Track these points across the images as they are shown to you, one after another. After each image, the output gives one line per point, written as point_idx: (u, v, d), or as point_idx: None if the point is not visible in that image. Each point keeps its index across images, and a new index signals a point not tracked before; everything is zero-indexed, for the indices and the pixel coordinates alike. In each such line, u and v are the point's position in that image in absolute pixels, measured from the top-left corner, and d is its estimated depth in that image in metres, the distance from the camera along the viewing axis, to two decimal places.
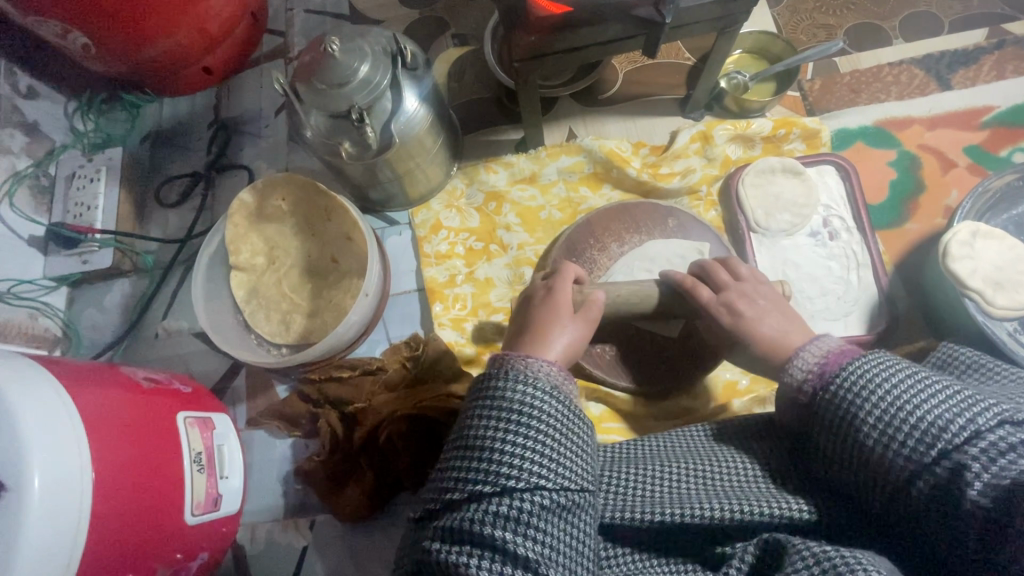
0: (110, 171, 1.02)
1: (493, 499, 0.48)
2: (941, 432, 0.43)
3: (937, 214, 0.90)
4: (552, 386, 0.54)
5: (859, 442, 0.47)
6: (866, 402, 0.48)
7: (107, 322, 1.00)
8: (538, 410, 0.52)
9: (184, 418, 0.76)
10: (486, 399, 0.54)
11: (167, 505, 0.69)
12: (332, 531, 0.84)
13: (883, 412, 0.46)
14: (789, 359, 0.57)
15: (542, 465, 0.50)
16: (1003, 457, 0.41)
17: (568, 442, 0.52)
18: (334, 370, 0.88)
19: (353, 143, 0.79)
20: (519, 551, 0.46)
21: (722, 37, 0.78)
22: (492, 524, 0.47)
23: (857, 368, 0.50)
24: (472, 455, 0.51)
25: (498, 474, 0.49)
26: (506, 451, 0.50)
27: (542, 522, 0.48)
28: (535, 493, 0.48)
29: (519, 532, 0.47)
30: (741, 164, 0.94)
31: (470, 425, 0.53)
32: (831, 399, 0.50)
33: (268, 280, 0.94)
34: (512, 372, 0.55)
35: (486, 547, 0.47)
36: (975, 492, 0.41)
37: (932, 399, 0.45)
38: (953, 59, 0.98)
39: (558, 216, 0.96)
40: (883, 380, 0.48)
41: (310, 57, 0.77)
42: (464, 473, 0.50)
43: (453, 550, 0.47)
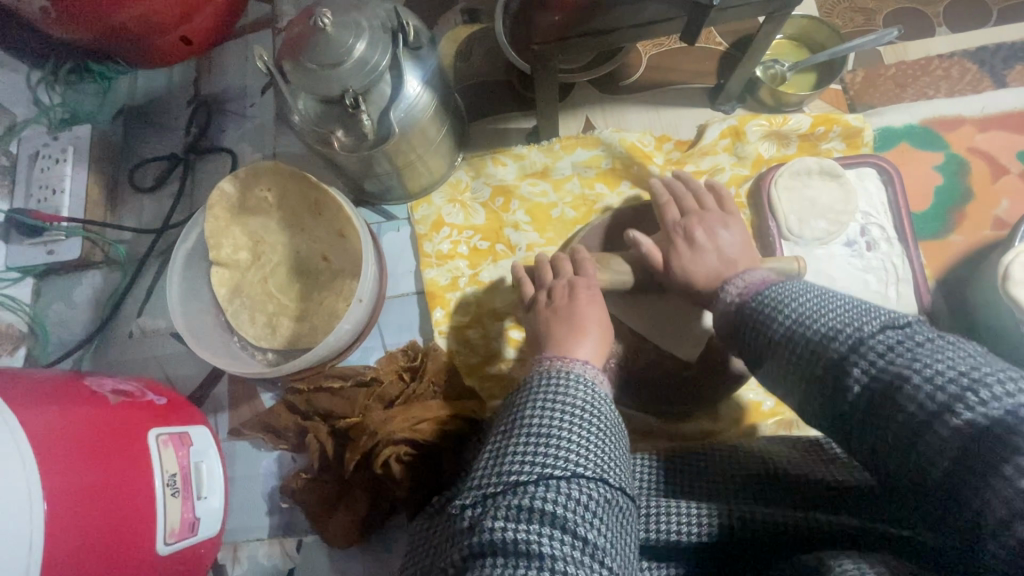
0: (78, 151, 0.93)
1: (562, 482, 0.44)
2: (841, 330, 0.43)
3: (986, 226, 0.82)
4: (608, 393, 0.53)
5: (771, 344, 0.48)
6: (777, 315, 0.49)
7: (76, 318, 0.91)
8: (601, 411, 0.50)
9: (158, 436, 0.69)
10: (547, 392, 0.51)
11: (135, 536, 0.62)
12: (320, 553, 0.78)
13: (792, 321, 0.47)
14: (721, 287, 0.59)
15: (608, 460, 0.47)
16: (892, 354, 0.40)
17: (624, 447, 0.50)
18: (323, 381, 0.81)
19: (347, 131, 0.70)
20: (586, 538, 0.42)
21: (768, 22, 0.69)
22: (561, 507, 0.43)
23: (776, 292, 0.51)
24: (537, 439, 0.47)
25: (569, 459, 0.45)
26: (574, 439, 0.47)
27: (607, 517, 0.44)
28: (603, 484, 0.45)
29: (586, 518, 0.43)
30: (774, 163, 0.85)
31: (529, 411, 0.50)
32: (749, 319, 0.52)
33: (252, 278, 0.86)
34: (568, 372, 0.53)
35: (550, 528, 0.42)
36: (858, 374, 0.41)
37: (829, 311, 0.46)
38: (1009, 53, 0.89)
39: (571, 214, 0.88)
40: (796, 298, 0.49)
41: (297, 30, 0.68)
42: (530, 454, 0.46)
43: (520, 530, 0.42)
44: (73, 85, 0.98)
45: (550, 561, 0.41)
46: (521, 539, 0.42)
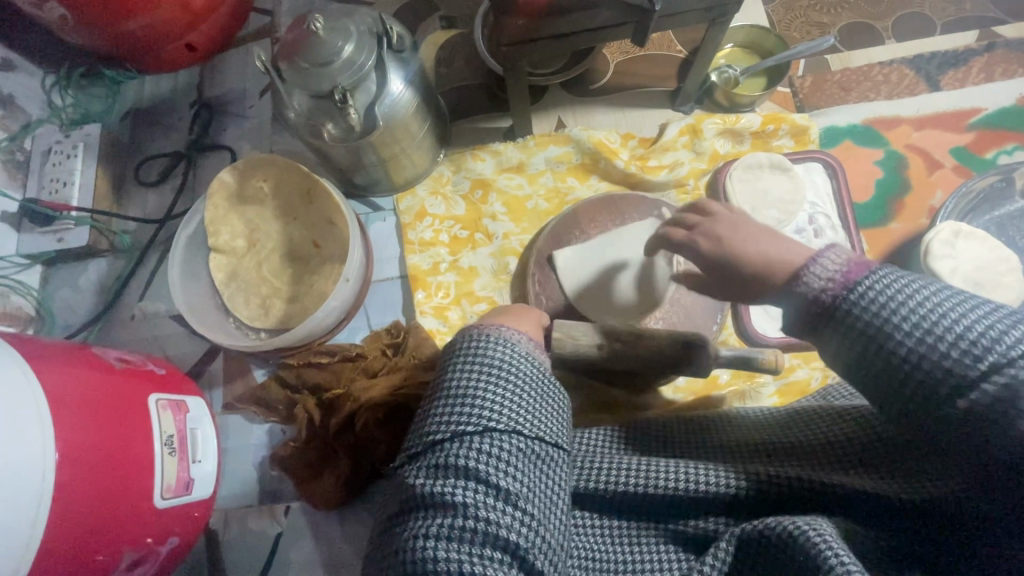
0: (88, 147, 1.00)
1: (476, 437, 0.50)
2: (996, 342, 0.39)
3: (921, 215, 0.90)
4: (526, 348, 0.57)
5: (893, 362, 0.42)
6: (900, 325, 0.42)
7: (82, 301, 0.97)
8: (514, 368, 0.55)
9: (157, 400, 0.75)
10: (467, 357, 0.56)
11: (135, 485, 0.68)
12: (307, 517, 0.83)
13: (924, 330, 0.41)
14: (804, 265, 0.49)
15: (521, 414, 0.52)
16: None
17: (547, 401, 0.55)
18: (313, 356, 0.87)
19: (336, 124, 0.78)
20: (501, 484, 0.49)
21: (713, 28, 0.77)
22: (472, 460, 0.49)
23: (886, 286, 0.44)
24: (453, 400, 0.53)
25: (479, 417, 0.51)
26: (487, 398, 0.52)
27: (519, 462, 0.50)
28: (515, 436, 0.51)
29: (499, 466, 0.49)
30: (729, 159, 0.93)
31: (447, 379, 0.55)
32: (850, 318, 0.44)
33: (248, 264, 0.93)
34: (488, 333, 0.57)
35: (469, 478, 0.49)
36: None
37: (977, 314, 0.40)
38: (943, 60, 0.98)
39: (544, 206, 0.95)
40: (921, 300, 0.42)
41: (292, 33, 0.76)
42: (445, 416, 0.52)
43: (437, 484, 0.49)
44: (83, 88, 1.06)
45: (465, 508, 0.47)
46: (440, 491, 0.48)
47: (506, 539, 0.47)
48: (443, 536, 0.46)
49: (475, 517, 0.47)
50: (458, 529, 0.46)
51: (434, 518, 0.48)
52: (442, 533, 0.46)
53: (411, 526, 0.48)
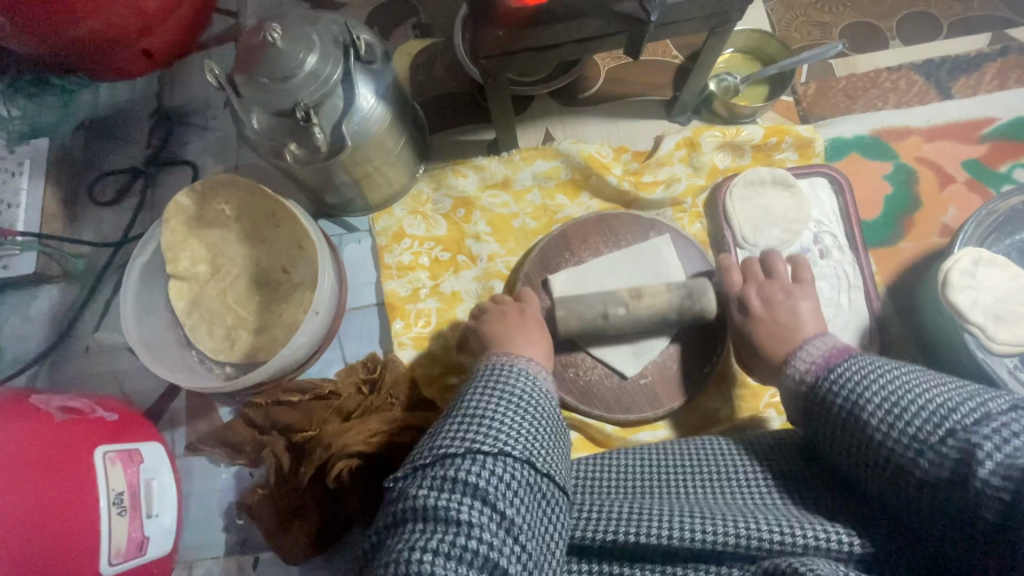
0: (35, 163, 0.95)
1: (489, 458, 0.47)
2: (949, 414, 0.43)
3: (933, 233, 0.84)
4: (546, 389, 0.57)
5: (864, 432, 0.48)
6: (864, 402, 0.48)
7: (31, 333, 0.90)
8: (535, 402, 0.54)
9: (106, 453, 0.68)
10: (493, 385, 0.55)
11: (76, 555, 0.61)
12: (278, 568, 0.77)
13: (885, 406, 0.47)
14: (789, 358, 0.59)
15: (534, 445, 0.50)
16: (1013, 442, 0.39)
17: (558, 443, 0.53)
18: (281, 395, 0.80)
19: (300, 144, 0.70)
20: (507, 510, 0.45)
21: (713, 36, 0.71)
22: (482, 479, 0.46)
23: (850, 371, 0.51)
24: (470, 420, 0.51)
25: (496, 439, 0.48)
26: (504, 422, 0.50)
27: (526, 495, 0.47)
28: (528, 465, 0.48)
29: (508, 491, 0.46)
30: (729, 174, 0.87)
31: (467, 400, 0.54)
32: (825, 398, 0.52)
33: (211, 291, 0.86)
34: (513, 366, 0.58)
35: (476, 497, 0.45)
36: (986, 480, 0.39)
37: (932, 391, 0.45)
38: (954, 66, 0.92)
39: (532, 225, 0.88)
40: (880, 378, 0.49)
41: (247, 43, 0.68)
42: (460, 432, 0.49)
43: (441, 497, 0.45)
44: (34, 97, 0.98)
45: (467, 527, 0.44)
46: (442, 504, 0.44)
47: (504, 570, 0.43)
48: (441, 552, 0.42)
49: (479, 539, 0.43)
50: (457, 549, 0.43)
51: (432, 532, 0.44)
52: (440, 549, 0.43)
53: (403, 539, 0.44)
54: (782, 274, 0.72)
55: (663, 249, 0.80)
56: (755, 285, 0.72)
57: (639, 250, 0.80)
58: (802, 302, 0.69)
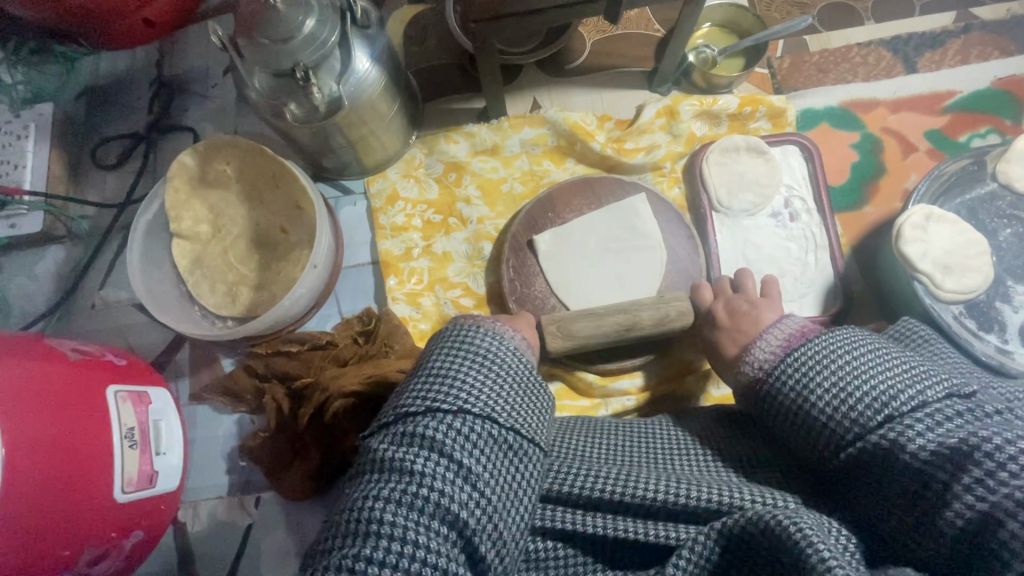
0: (40, 128, 0.96)
1: (449, 416, 0.52)
2: (889, 400, 0.49)
3: (895, 198, 0.90)
4: (516, 347, 0.62)
5: (810, 416, 0.53)
6: (812, 393, 0.53)
7: (39, 289, 0.93)
8: (499, 362, 0.59)
9: (116, 392, 0.72)
10: (460, 346, 0.60)
11: (93, 480, 0.66)
12: (279, 507, 0.82)
13: (832, 394, 0.52)
14: (752, 345, 0.63)
15: (496, 403, 0.55)
16: (945, 424, 0.46)
17: (527, 401, 0.58)
18: (281, 345, 0.85)
19: (299, 104, 0.75)
20: (464, 463, 0.51)
21: (689, 6, 0.75)
22: (439, 433, 0.51)
23: (804, 353, 0.56)
24: (433, 379, 0.56)
25: (456, 398, 0.54)
26: (466, 383, 0.55)
27: (485, 450, 0.52)
28: (486, 422, 0.53)
29: (466, 446, 0.51)
30: (706, 141, 0.92)
31: (433, 360, 0.59)
32: (774, 392, 0.57)
33: (214, 250, 0.90)
34: (484, 327, 0.62)
35: (432, 450, 0.51)
36: (915, 453, 0.45)
37: (878, 377, 0.51)
38: (921, 42, 0.97)
39: (519, 189, 0.93)
40: (831, 362, 0.54)
41: (249, 6, 0.72)
42: (423, 392, 0.55)
43: (401, 450, 0.51)
44: (34, 66, 0.99)
45: (422, 477, 0.49)
46: (401, 457, 0.50)
47: (454, 516, 0.49)
48: (392, 500, 0.48)
49: (430, 487, 0.49)
50: (409, 497, 0.48)
51: (388, 481, 0.49)
52: (396, 497, 0.48)
53: (362, 488, 0.50)
54: (749, 289, 0.76)
55: (640, 208, 0.86)
56: (724, 299, 0.76)
57: (619, 210, 0.86)
58: (767, 313, 0.72)
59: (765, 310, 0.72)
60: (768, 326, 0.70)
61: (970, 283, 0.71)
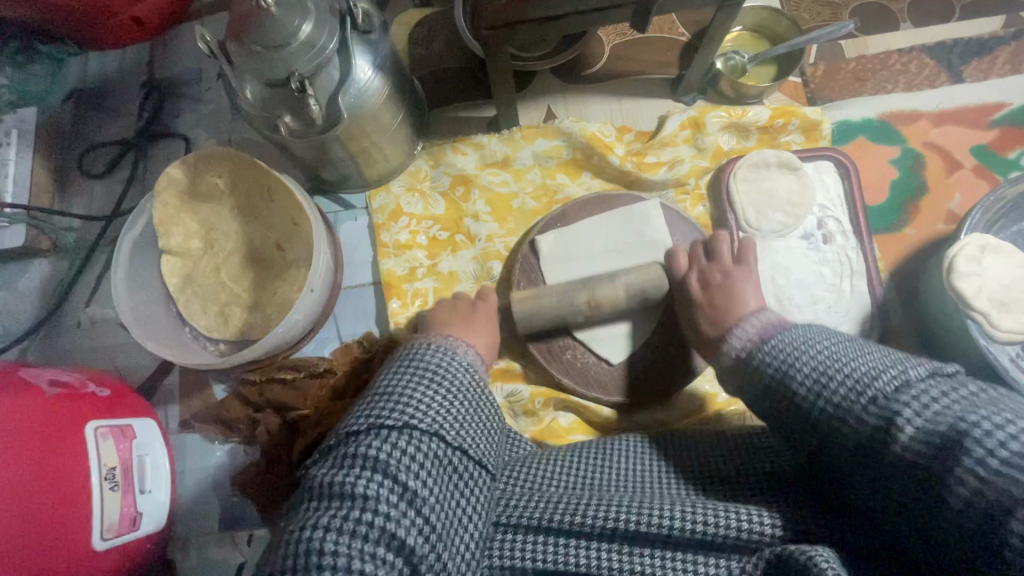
0: (23, 134, 0.90)
1: (394, 434, 0.47)
2: (872, 381, 0.43)
3: (938, 220, 0.83)
4: (469, 362, 0.57)
5: (795, 404, 0.48)
6: (793, 371, 0.49)
7: (23, 307, 0.88)
8: (451, 375, 0.54)
9: (97, 428, 0.67)
10: (408, 362, 0.55)
11: (69, 529, 0.60)
12: (272, 544, 0.77)
13: (811, 377, 0.47)
14: (731, 330, 0.59)
15: (447, 418, 0.50)
16: (933, 405, 0.39)
17: (479, 416, 0.53)
18: (276, 372, 0.79)
19: (295, 116, 0.68)
20: (409, 484, 0.45)
21: (722, 11, 0.68)
22: (383, 453, 0.46)
23: (783, 341, 0.52)
24: (380, 396, 0.51)
25: (403, 413, 0.48)
26: (415, 397, 0.50)
27: (431, 470, 0.47)
28: (435, 440, 0.48)
29: (412, 466, 0.46)
30: (734, 156, 0.85)
31: (383, 378, 0.54)
32: (759, 366, 0.53)
33: (205, 267, 0.84)
34: (436, 343, 0.57)
35: (373, 471, 0.45)
36: (906, 444, 0.39)
37: (861, 362, 0.45)
38: (967, 49, 0.90)
39: (531, 205, 0.87)
40: (811, 347, 0.49)
41: (241, 9, 0.65)
42: (368, 410, 0.49)
43: (342, 475, 0.45)
44: (20, 66, 0.91)
45: (367, 502, 0.43)
46: (341, 481, 0.44)
47: (400, 541, 0.43)
48: (333, 528, 0.42)
49: (373, 512, 0.43)
50: (350, 524, 0.42)
51: (327, 509, 0.43)
52: (340, 526, 0.42)
53: (300, 518, 0.44)
54: (725, 256, 0.72)
55: (653, 212, 0.80)
56: (699, 268, 0.72)
57: (631, 213, 0.80)
58: (742, 284, 0.68)
59: (740, 280, 0.68)
60: (742, 296, 0.66)
61: None
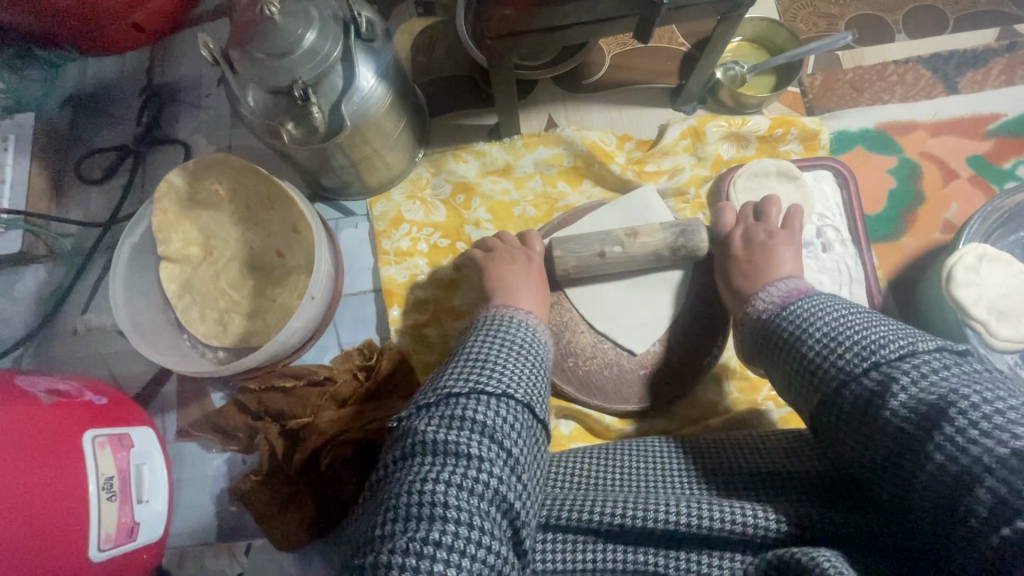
0: (20, 140, 0.92)
1: (496, 400, 0.48)
2: (877, 349, 0.46)
3: (935, 229, 0.84)
4: (546, 340, 0.60)
5: (802, 359, 0.51)
6: (806, 338, 0.52)
7: (17, 314, 0.87)
8: (535, 351, 0.57)
9: (94, 438, 0.66)
10: (494, 336, 0.58)
11: (65, 543, 0.59)
12: (270, 554, 0.76)
13: (823, 340, 0.50)
14: (755, 295, 0.63)
15: (536, 392, 0.52)
16: (931, 376, 0.42)
17: (552, 394, 0.56)
18: (276, 380, 0.79)
19: (297, 124, 0.68)
20: (508, 448, 0.46)
21: (723, 23, 0.69)
22: (487, 416, 0.47)
23: (803, 308, 0.55)
24: (476, 363, 0.52)
25: (500, 382, 0.50)
26: (509, 369, 0.52)
27: (524, 439, 0.48)
28: (529, 410, 0.50)
29: (512, 433, 0.47)
30: (734, 164, 0.86)
31: (472, 348, 0.56)
32: (777, 332, 0.56)
33: (204, 275, 0.84)
34: (519, 318, 0.61)
35: (478, 433, 0.46)
36: (896, 410, 0.42)
37: (873, 331, 0.48)
38: (962, 60, 0.91)
39: (532, 213, 0.87)
40: (821, 319, 0.52)
41: (244, 16, 0.65)
42: (463, 374, 0.51)
43: (449, 432, 0.46)
44: (18, 71, 0.92)
45: (475, 460, 0.44)
46: (447, 438, 0.45)
47: (507, 502, 0.44)
48: (452, 483, 0.43)
49: (481, 470, 0.44)
50: (462, 479, 0.43)
51: (439, 465, 0.44)
52: (448, 479, 0.43)
53: (411, 471, 0.44)
54: (772, 218, 0.76)
55: (651, 199, 0.81)
56: (744, 226, 0.76)
57: (629, 201, 0.81)
58: (784, 247, 0.71)
59: (782, 242, 0.71)
60: (781, 259, 0.69)
61: None
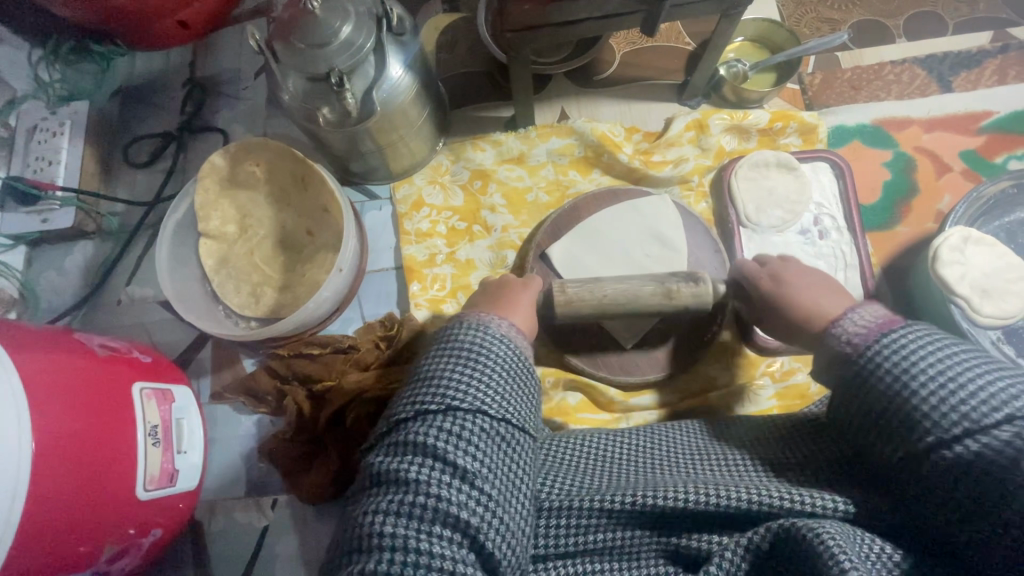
0: (76, 125, 0.97)
1: (438, 416, 0.48)
2: (1009, 401, 0.41)
3: (929, 219, 0.88)
4: (506, 331, 0.54)
5: (909, 408, 0.44)
6: (916, 383, 0.44)
7: (68, 285, 0.94)
8: (487, 347, 0.52)
9: (141, 389, 0.73)
10: (443, 343, 0.54)
11: (117, 478, 0.66)
12: (297, 509, 0.82)
13: (941, 383, 0.43)
14: (834, 320, 0.52)
15: (488, 394, 0.49)
16: None
17: (519, 386, 0.52)
18: (304, 347, 0.85)
19: (332, 109, 0.75)
20: (456, 463, 0.46)
21: (723, 22, 0.75)
22: (434, 439, 0.47)
23: (903, 337, 0.46)
24: (424, 380, 0.51)
25: (445, 396, 0.49)
26: (455, 377, 0.50)
27: (481, 443, 0.47)
28: (478, 415, 0.48)
29: (458, 446, 0.46)
30: (735, 156, 0.91)
31: (425, 360, 0.53)
32: (867, 371, 0.47)
33: (239, 250, 0.90)
34: (469, 319, 0.55)
35: (427, 456, 0.46)
36: None
37: (992, 377, 0.42)
38: (956, 61, 0.96)
39: (545, 199, 0.93)
40: (937, 353, 0.45)
41: (289, 11, 0.72)
42: (414, 395, 0.50)
43: (396, 461, 0.47)
44: (72, 65, 1.02)
45: (420, 486, 0.45)
46: (396, 468, 0.46)
47: (461, 521, 0.44)
48: (392, 511, 0.44)
49: (428, 495, 0.44)
50: (408, 507, 0.44)
51: (386, 494, 0.45)
52: (395, 509, 0.44)
53: (365, 503, 0.46)
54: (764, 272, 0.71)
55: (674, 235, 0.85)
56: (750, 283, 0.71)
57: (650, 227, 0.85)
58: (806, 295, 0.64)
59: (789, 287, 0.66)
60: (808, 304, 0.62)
61: (1009, 308, 0.69)
